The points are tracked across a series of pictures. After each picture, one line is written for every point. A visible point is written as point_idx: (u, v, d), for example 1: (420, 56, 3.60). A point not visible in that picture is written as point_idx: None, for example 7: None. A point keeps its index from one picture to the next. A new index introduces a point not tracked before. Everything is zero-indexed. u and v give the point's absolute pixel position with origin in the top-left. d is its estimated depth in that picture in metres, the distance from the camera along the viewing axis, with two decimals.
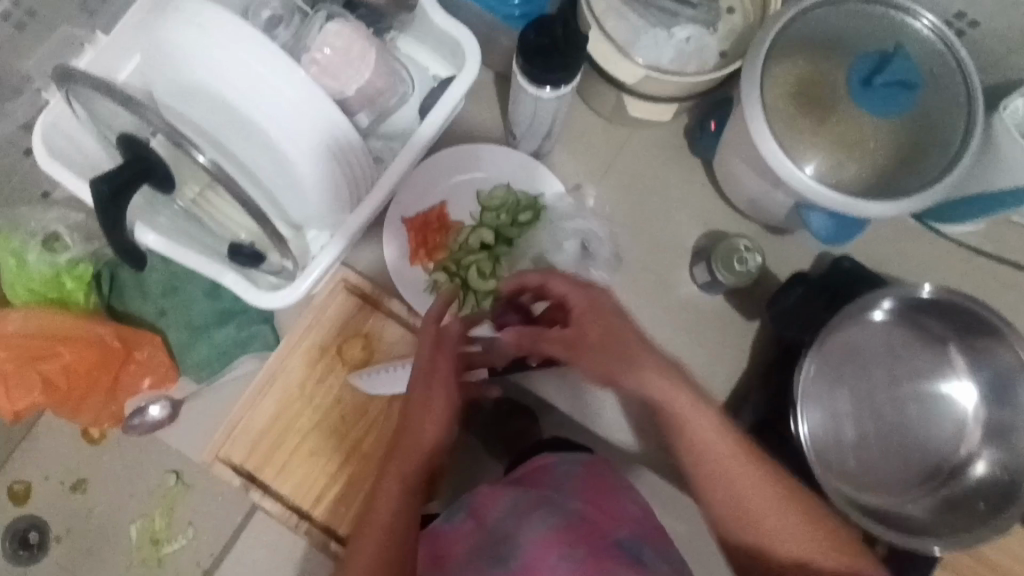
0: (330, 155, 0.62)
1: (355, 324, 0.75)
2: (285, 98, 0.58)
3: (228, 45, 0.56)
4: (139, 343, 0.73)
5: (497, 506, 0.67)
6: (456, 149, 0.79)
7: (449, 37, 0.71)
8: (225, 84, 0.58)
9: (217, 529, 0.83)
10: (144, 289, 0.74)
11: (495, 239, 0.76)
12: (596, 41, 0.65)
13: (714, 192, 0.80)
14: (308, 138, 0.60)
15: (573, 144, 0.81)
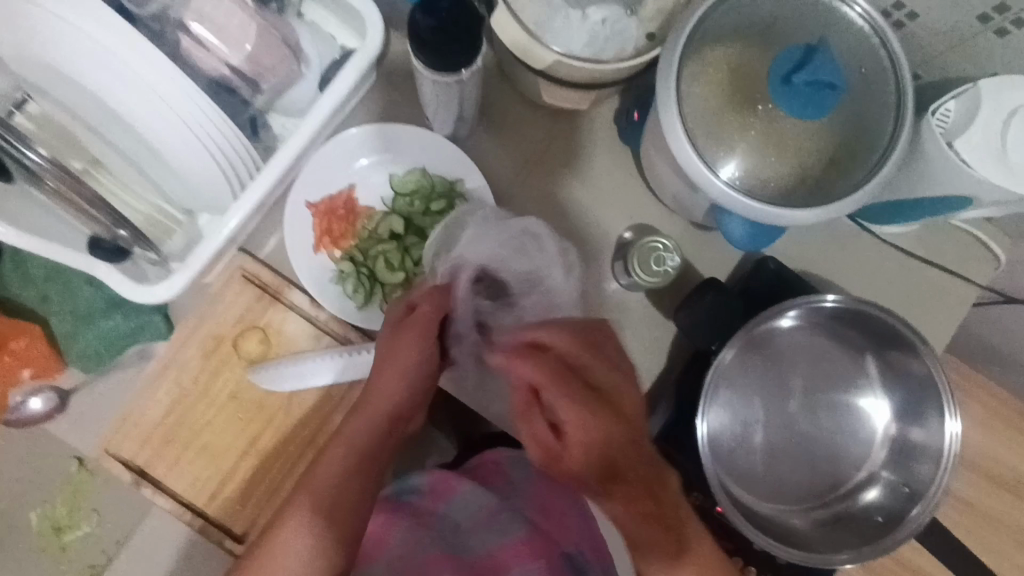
0: (197, 141, 0.56)
1: (254, 315, 0.71)
2: (138, 76, 0.51)
3: (74, 13, 0.50)
4: (17, 333, 0.70)
5: (455, 492, 0.75)
6: (368, 128, 0.72)
7: (351, 6, 0.65)
8: (72, 55, 0.52)
9: (120, 519, 0.80)
10: (25, 274, 0.70)
11: (405, 229, 0.73)
12: (504, 25, 0.60)
13: (641, 184, 0.75)
14: (172, 125, 0.54)
15: (495, 129, 0.76)
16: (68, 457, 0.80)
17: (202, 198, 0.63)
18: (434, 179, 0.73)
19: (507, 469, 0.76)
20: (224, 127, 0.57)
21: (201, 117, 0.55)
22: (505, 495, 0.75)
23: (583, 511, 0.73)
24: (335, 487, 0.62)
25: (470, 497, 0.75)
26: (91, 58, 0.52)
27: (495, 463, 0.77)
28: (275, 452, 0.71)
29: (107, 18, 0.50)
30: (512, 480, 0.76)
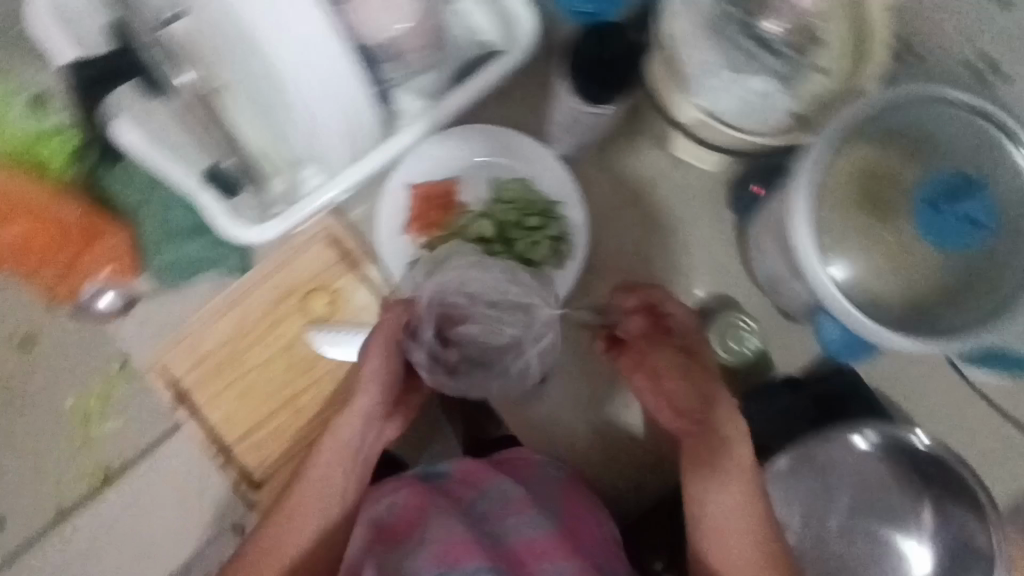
0: (334, 105, 0.56)
1: (328, 276, 0.72)
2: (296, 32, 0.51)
3: None
4: (103, 234, 0.70)
5: (485, 479, 0.66)
6: (489, 126, 0.73)
7: (508, 11, 0.65)
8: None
9: (146, 428, 0.82)
10: (129, 176, 0.71)
11: (495, 234, 0.72)
12: (656, 72, 0.63)
13: (737, 256, 0.73)
14: (314, 86, 0.54)
15: (607, 161, 0.75)
16: (113, 356, 0.82)
17: (309, 155, 0.62)
18: (535, 194, 0.73)
19: (536, 468, 0.69)
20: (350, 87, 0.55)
21: (333, 74, 0.54)
22: (536, 493, 0.65)
23: (604, 526, 0.66)
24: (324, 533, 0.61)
25: (500, 487, 0.65)
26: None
27: (527, 462, 0.70)
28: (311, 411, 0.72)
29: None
30: (540, 481, 0.68)
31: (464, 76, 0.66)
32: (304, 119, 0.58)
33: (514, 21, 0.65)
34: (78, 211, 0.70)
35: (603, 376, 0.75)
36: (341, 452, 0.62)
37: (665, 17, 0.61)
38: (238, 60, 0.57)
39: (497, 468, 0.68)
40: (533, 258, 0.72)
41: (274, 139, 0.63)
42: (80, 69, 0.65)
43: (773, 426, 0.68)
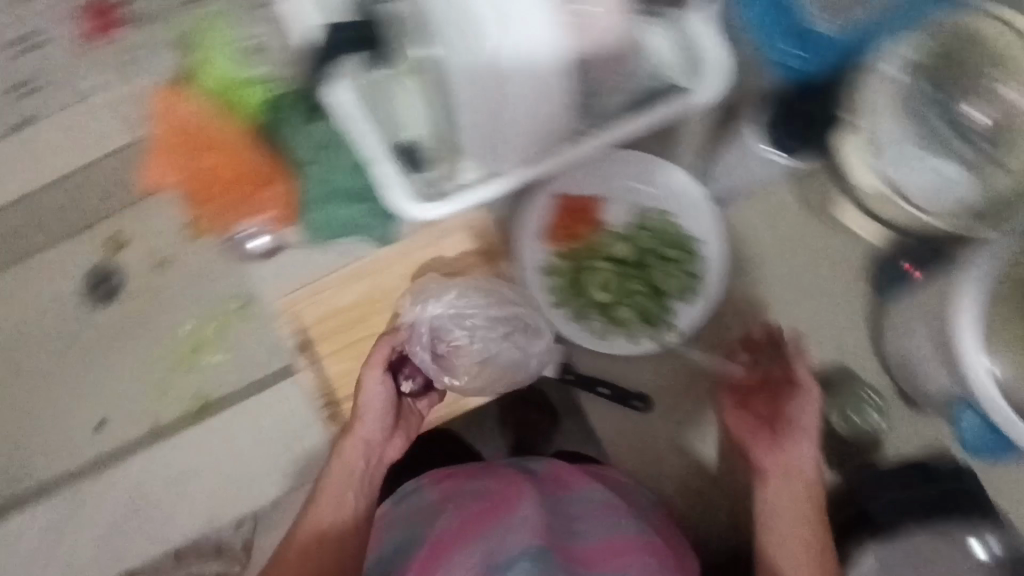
0: (542, 100, 0.55)
1: (463, 264, 0.76)
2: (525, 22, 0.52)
3: None
4: (274, 181, 0.75)
5: (575, 482, 0.72)
6: (644, 154, 0.73)
7: (700, 50, 0.61)
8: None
9: (253, 365, 0.89)
10: (305, 131, 0.74)
11: (631, 259, 0.75)
12: (849, 144, 0.65)
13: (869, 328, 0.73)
14: (529, 80, 0.54)
15: (753, 211, 0.75)
16: (232, 295, 0.89)
17: (484, 149, 0.60)
18: (673, 228, 0.74)
19: (629, 487, 0.73)
20: (554, 91, 0.54)
21: (544, 77, 0.53)
22: (628, 502, 0.70)
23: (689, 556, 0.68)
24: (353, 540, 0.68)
25: (592, 493, 0.71)
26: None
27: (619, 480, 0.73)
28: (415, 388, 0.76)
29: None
30: (634, 495, 0.72)
31: (639, 106, 0.63)
32: (503, 111, 0.56)
33: (705, 60, 0.61)
34: (261, 157, 0.75)
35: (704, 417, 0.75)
36: (352, 466, 0.70)
37: (872, 86, 0.63)
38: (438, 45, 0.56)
39: (590, 476, 0.74)
40: (662, 289, 0.74)
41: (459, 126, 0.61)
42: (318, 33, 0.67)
43: (897, 513, 0.69)
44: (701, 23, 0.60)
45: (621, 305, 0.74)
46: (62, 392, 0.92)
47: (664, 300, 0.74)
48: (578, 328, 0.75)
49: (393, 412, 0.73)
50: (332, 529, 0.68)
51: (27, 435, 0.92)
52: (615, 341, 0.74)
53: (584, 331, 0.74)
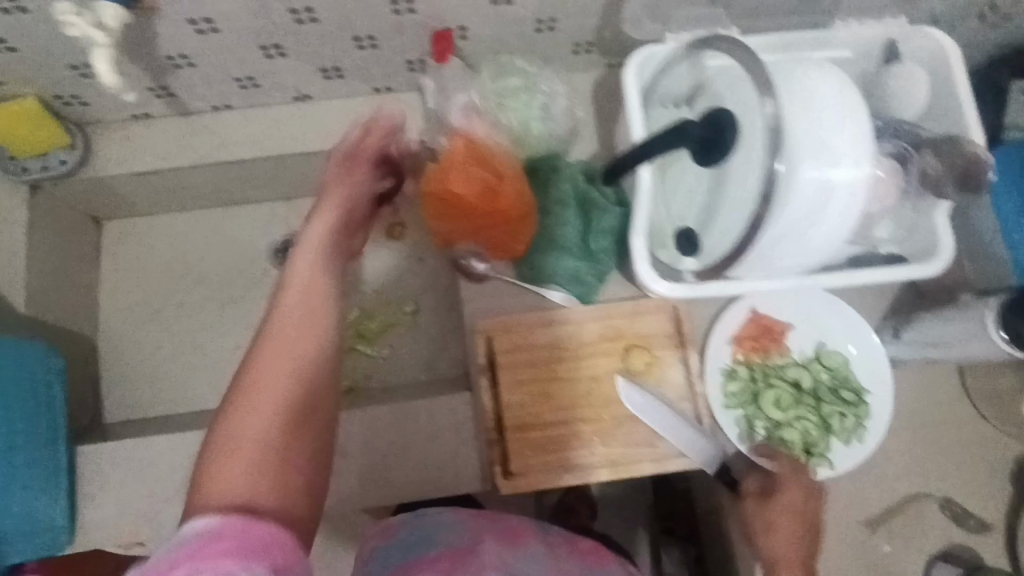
0: (833, 229, 0.63)
1: (653, 343, 0.81)
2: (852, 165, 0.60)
3: (846, 105, 0.60)
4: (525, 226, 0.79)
5: (588, 543, 0.77)
6: (840, 303, 0.82)
7: (934, 238, 0.71)
8: (812, 114, 0.60)
9: (404, 366, 0.96)
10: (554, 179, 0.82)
11: (806, 388, 0.81)
12: None
13: (995, 521, 0.79)
14: (837, 210, 0.61)
15: (924, 385, 0.82)
16: (408, 300, 0.98)
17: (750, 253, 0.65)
18: (849, 374, 0.81)
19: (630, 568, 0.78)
20: (834, 226, 0.62)
21: (846, 208, 0.61)
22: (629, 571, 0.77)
23: None
24: (289, 398, 0.48)
25: (606, 561, 0.74)
26: (808, 119, 0.60)
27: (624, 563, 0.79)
28: (579, 441, 0.79)
29: (858, 112, 0.61)
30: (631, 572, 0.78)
31: (864, 261, 0.72)
32: (796, 226, 0.62)
33: (936, 248, 0.71)
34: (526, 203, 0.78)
35: (836, 556, 0.77)
36: (289, 336, 0.51)
37: None
38: (739, 154, 0.61)
39: (608, 557, 0.76)
40: (829, 427, 0.79)
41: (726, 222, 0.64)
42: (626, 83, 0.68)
43: None
44: (942, 215, 0.71)
45: (787, 427, 0.79)
46: (220, 333, 0.98)
47: (827, 435, 0.79)
48: (745, 435, 0.79)
49: (327, 290, 0.58)
50: (264, 384, 0.48)
51: (173, 360, 0.97)
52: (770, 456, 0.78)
53: (746, 438, 0.79)
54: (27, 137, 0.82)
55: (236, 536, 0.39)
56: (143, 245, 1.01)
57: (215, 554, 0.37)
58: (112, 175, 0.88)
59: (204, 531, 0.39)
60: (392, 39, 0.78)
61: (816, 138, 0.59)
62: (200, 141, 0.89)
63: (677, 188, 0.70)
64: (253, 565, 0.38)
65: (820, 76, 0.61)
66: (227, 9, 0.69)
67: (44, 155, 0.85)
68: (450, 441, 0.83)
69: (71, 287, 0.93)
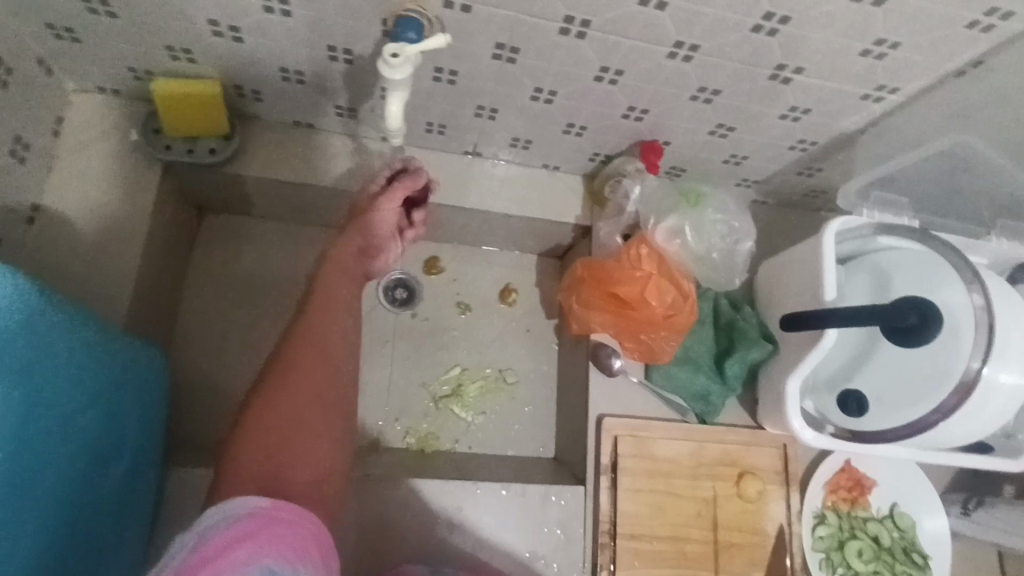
0: (980, 425, 0.71)
1: (762, 475, 0.84)
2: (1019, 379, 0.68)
3: None
4: (674, 340, 0.81)
5: None
6: (920, 471, 0.90)
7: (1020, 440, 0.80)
8: (1004, 324, 0.68)
9: (493, 435, 0.94)
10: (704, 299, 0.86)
11: (884, 547, 0.86)
12: None
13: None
14: (992, 411, 0.69)
15: (967, 559, 0.92)
16: (509, 370, 0.97)
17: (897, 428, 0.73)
18: (919, 540, 0.88)
19: None
20: (990, 419, 0.70)
21: (999, 412, 0.69)
22: None
23: None
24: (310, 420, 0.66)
25: None
26: (1001, 330, 0.67)
27: None
28: (682, 560, 0.80)
29: None
30: None
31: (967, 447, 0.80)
32: (954, 417, 0.70)
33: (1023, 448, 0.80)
34: (685, 319, 0.80)
35: None
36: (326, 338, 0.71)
37: None
38: (930, 345, 0.69)
39: None
40: None
41: (887, 396, 0.73)
42: (824, 245, 0.75)
43: None
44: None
45: None
46: None
47: None
48: None
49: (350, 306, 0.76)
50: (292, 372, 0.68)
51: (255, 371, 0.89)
52: None
53: None
54: (187, 118, 0.76)
55: (284, 526, 0.51)
56: (242, 249, 0.93)
57: (272, 536, 0.49)
58: (255, 176, 0.82)
59: (258, 511, 0.50)
60: (599, 134, 0.80)
61: (1003, 348, 0.67)
62: (360, 167, 0.86)
63: (841, 356, 0.77)
64: (291, 559, 0.49)
65: (1004, 291, 0.70)
66: (479, 72, 0.69)
67: (192, 140, 0.79)
68: (551, 530, 0.80)
69: (165, 279, 0.84)
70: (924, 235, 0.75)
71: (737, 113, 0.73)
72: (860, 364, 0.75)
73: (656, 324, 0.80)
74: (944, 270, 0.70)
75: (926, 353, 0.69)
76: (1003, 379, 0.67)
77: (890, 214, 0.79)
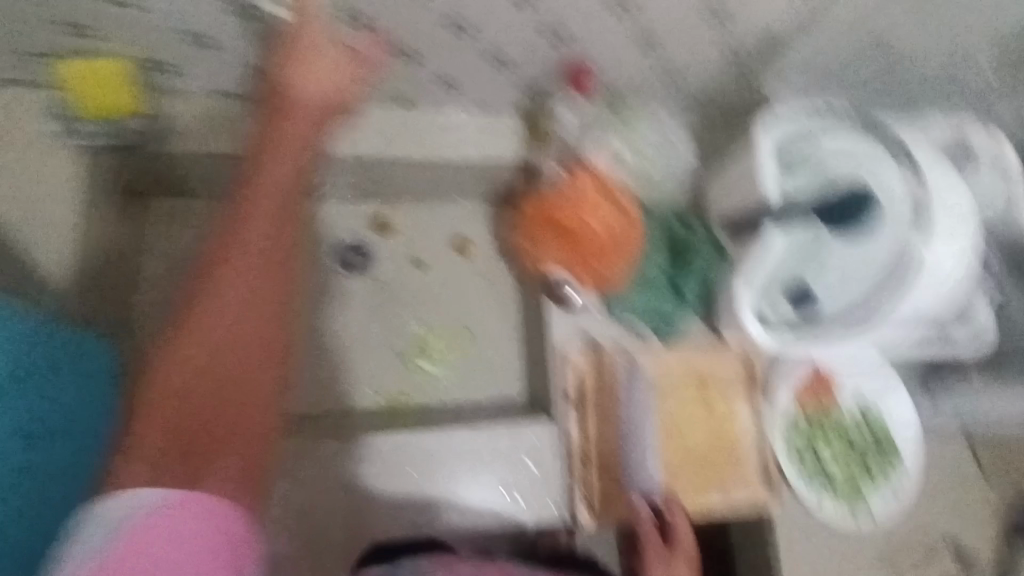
0: (919, 311, 0.74)
1: (727, 387, 0.86)
2: (955, 260, 0.69)
3: (959, 207, 0.70)
4: (623, 265, 0.86)
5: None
6: (890, 367, 0.90)
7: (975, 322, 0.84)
8: (935, 209, 0.69)
9: (464, 384, 0.95)
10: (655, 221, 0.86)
11: (854, 441, 0.88)
12: None
13: (988, 565, 0.88)
14: (932, 295, 0.71)
15: (943, 446, 0.93)
16: (474, 321, 0.97)
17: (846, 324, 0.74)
18: (890, 432, 0.89)
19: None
20: (934, 302, 0.71)
21: (940, 294, 0.71)
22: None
23: None
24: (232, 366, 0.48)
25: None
26: (929, 216, 0.69)
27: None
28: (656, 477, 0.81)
29: (966, 211, 0.70)
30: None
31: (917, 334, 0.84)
32: (897, 307, 0.71)
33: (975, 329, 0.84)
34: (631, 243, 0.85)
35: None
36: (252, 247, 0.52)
37: None
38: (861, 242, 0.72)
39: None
40: (872, 478, 0.88)
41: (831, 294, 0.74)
42: (758, 152, 0.76)
43: None
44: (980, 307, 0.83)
45: (837, 476, 0.87)
46: None
47: (869, 485, 0.87)
48: (799, 480, 0.86)
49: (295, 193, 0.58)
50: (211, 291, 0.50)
51: None
52: (822, 503, 0.86)
53: (801, 483, 0.86)
54: (102, 98, 0.74)
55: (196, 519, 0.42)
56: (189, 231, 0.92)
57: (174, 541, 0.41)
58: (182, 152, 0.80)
59: (165, 503, 0.42)
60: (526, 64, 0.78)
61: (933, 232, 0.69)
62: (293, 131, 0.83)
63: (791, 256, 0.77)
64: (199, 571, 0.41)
65: (938, 176, 0.71)
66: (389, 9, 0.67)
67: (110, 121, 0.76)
68: None
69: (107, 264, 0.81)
70: (860, 128, 0.75)
71: (658, 23, 0.71)
72: (806, 262, 0.75)
73: (605, 252, 0.85)
74: (876, 165, 0.72)
75: (860, 249, 0.72)
76: (938, 262, 0.69)
77: (829, 108, 0.77)
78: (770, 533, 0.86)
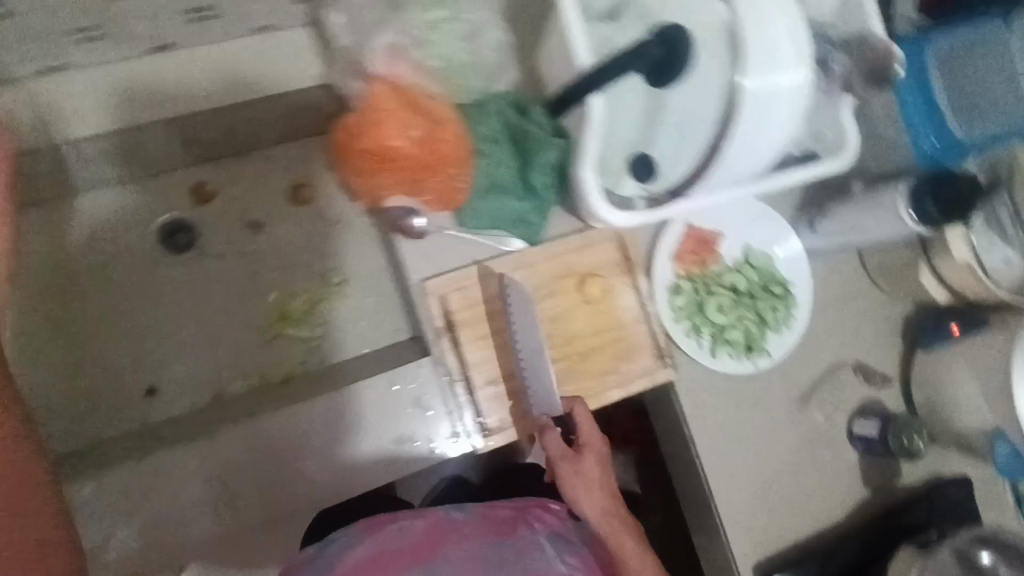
0: (773, 136, 0.64)
1: (603, 273, 0.82)
2: (792, 73, 0.61)
3: (787, 12, 0.61)
4: (458, 169, 0.75)
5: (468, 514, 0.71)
6: (763, 204, 0.87)
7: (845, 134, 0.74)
8: (758, 22, 0.60)
9: (339, 340, 0.88)
10: (484, 114, 0.77)
11: (744, 290, 0.86)
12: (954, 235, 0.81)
13: (893, 374, 0.90)
14: (778, 119, 0.63)
15: (833, 270, 0.91)
16: (332, 271, 0.89)
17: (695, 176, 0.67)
18: (776, 270, 0.87)
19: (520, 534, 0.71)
20: (781, 127, 0.63)
21: (785, 116, 0.63)
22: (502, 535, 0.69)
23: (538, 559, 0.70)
24: None
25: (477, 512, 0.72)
26: (755, 28, 0.60)
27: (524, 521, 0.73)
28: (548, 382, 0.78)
29: (794, 15, 0.61)
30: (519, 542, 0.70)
31: (785, 165, 0.74)
32: (742, 141, 0.63)
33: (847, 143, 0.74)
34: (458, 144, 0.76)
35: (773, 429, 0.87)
36: None
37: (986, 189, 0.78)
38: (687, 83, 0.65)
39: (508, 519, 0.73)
40: (767, 321, 0.86)
41: (668, 149, 0.70)
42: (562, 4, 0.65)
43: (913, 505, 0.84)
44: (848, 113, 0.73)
45: (731, 330, 0.85)
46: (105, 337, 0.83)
47: (764, 329, 0.86)
48: (693, 344, 0.84)
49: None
50: None
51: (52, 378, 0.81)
52: (722, 360, 0.85)
53: (697, 346, 0.84)
54: None
55: None
56: None
57: None
58: None
59: None
60: None
61: (761, 48, 0.60)
62: (65, 107, 0.75)
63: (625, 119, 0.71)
64: None
65: None
66: None
67: None
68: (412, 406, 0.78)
69: None
70: None
71: None
72: (637, 124, 0.71)
73: (431, 162, 0.75)
74: None
75: (689, 91, 0.65)
76: (773, 81, 0.61)
77: None
78: (677, 402, 0.84)
